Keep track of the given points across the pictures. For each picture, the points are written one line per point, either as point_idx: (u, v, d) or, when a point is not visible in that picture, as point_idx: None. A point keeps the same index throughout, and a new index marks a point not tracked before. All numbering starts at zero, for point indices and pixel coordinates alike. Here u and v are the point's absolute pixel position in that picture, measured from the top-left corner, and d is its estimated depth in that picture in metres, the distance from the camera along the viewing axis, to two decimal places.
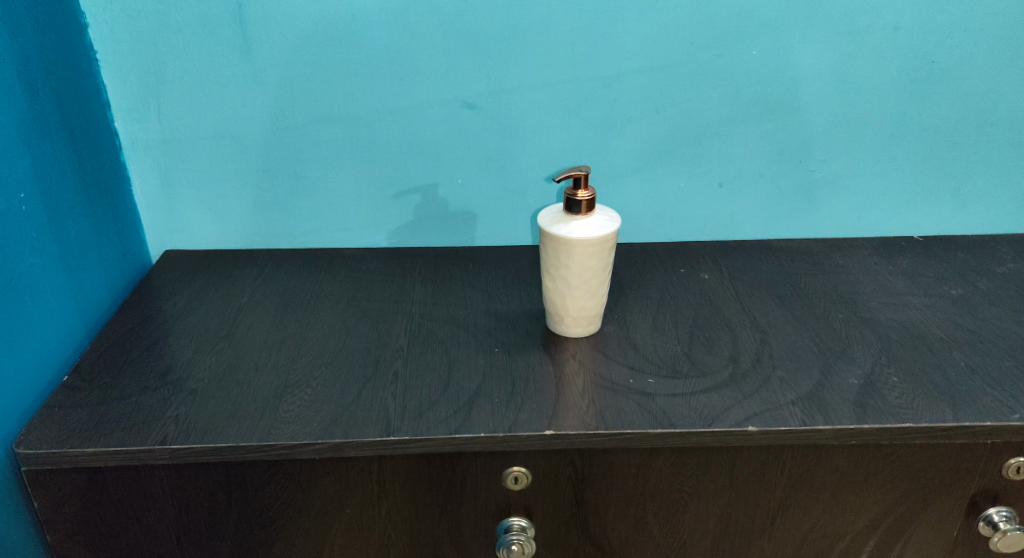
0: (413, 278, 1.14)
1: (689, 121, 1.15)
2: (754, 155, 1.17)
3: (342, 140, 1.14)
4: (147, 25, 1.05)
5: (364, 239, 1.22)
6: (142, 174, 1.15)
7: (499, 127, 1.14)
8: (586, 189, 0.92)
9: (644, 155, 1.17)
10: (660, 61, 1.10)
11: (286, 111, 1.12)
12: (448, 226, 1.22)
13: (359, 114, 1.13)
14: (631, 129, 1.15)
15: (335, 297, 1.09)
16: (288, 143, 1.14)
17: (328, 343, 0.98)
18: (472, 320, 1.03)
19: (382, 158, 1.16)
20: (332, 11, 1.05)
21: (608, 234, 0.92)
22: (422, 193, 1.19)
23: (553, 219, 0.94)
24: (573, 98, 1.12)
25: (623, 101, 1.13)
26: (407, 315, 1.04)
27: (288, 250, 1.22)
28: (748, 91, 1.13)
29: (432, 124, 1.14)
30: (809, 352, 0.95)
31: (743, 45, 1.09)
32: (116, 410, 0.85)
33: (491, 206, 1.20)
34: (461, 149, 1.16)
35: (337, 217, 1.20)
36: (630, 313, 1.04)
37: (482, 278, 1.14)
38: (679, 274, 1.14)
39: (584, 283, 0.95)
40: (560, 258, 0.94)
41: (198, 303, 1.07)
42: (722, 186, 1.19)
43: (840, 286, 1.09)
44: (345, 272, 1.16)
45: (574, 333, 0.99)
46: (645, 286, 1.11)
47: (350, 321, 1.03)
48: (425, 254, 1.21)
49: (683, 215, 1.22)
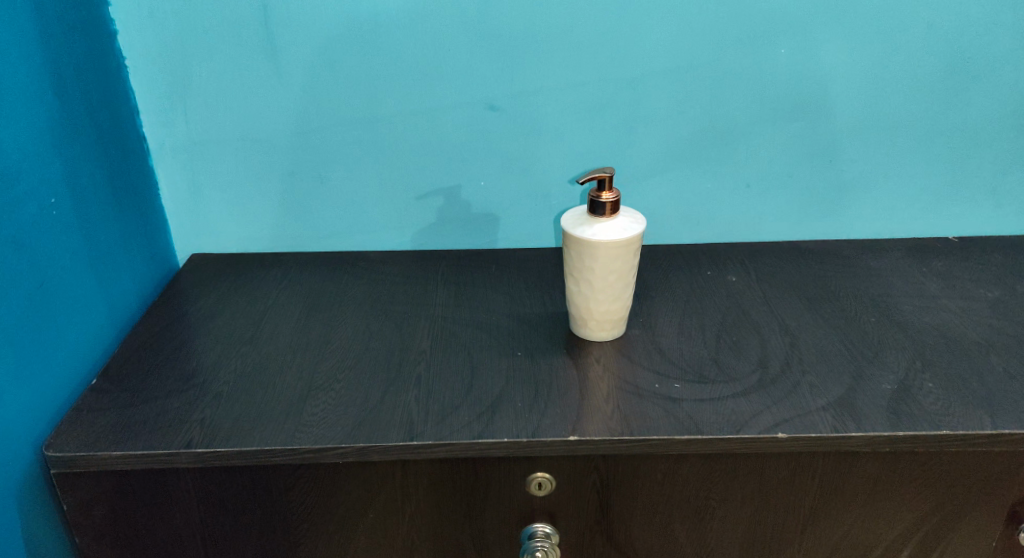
0: (436, 280, 1.13)
1: (716, 121, 1.13)
2: (782, 155, 1.15)
3: (365, 143, 1.14)
4: (173, 30, 1.06)
5: (387, 242, 1.22)
6: (169, 178, 1.16)
7: (523, 129, 1.13)
8: (610, 191, 0.91)
9: (670, 156, 1.15)
10: (686, 61, 1.09)
11: (310, 114, 1.12)
12: (471, 228, 1.21)
13: (382, 116, 1.12)
14: (656, 129, 1.13)
15: (358, 299, 1.09)
16: (312, 146, 1.14)
17: (351, 346, 0.97)
18: (495, 323, 1.02)
19: (406, 160, 1.15)
20: (356, 14, 1.05)
21: (633, 235, 0.91)
22: (445, 195, 1.18)
23: (577, 221, 0.93)
24: (597, 98, 1.11)
25: (649, 101, 1.11)
26: (430, 318, 1.04)
27: (312, 253, 1.22)
28: (777, 90, 1.11)
29: (455, 126, 1.13)
30: (840, 356, 0.93)
31: (772, 44, 1.07)
32: (143, 413, 0.85)
33: (514, 208, 1.19)
34: (485, 151, 1.15)
35: (361, 220, 1.20)
36: (655, 316, 1.03)
37: (506, 280, 1.13)
38: (706, 276, 1.12)
39: (609, 286, 0.94)
40: (584, 261, 0.93)
41: (223, 306, 1.08)
42: (749, 186, 1.17)
43: (872, 289, 1.07)
44: (368, 274, 1.15)
45: (599, 336, 0.98)
46: (670, 289, 1.09)
47: (373, 324, 1.02)
48: (448, 256, 1.20)
49: (710, 216, 1.20)
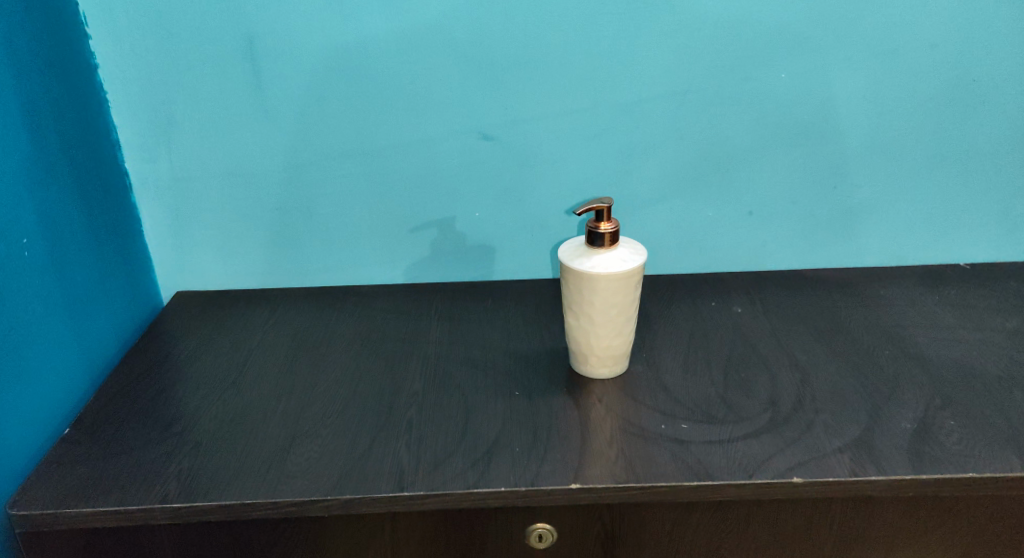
0: (430, 316, 1.09)
1: (718, 148, 1.09)
2: (786, 182, 1.11)
3: (355, 175, 1.10)
4: (155, 63, 1.03)
5: (379, 277, 1.18)
6: (152, 215, 1.12)
7: (518, 159, 1.09)
8: (608, 222, 0.87)
9: (670, 184, 1.11)
10: (685, 87, 1.05)
11: (298, 147, 1.08)
12: (465, 260, 1.17)
13: (372, 148, 1.09)
14: (656, 157, 1.09)
15: (348, 338, 1.04)
16: (300, 180, 1.10)
17: (340, 389, 0.93)
18: (491, 362, 0.98)
19: (398, 193, 1.11)
20: (344, 44, 1.02)
21: (633, 267, 0.87)
22: (438, 228, 1.14)
23: (574, 253, 0.89)
24: (594, 127, 1.08)
25: (647, 129, 1.08)
26: (423, 357, 0.99)
27: (301, 289, 1.18)
28: (778, 116, 1.07)
29: (448, 157, 1.09)
30: (855, 394, 0.88)
31: (774, 69, 1.04)
32: (117, 466, 0.80)
33: (510, 239, 1.15)
34: (479, 182, 1.11)
35: (352, 254, 1.16)
36: (659, 352, 0.98)
37: (502, 315, 1.09)
38: (710, 308, 1.07)
39: (609, 321, 0.90)
40: (583, 295, 0.89)
41: (207, 347, 1.03)
42: (752, 215, 1.13)
43: (884, 320, 1.02)
44: (359, 310, 1.11)
45: (600, 374, 0.93)
46: (674, 322, 1.04)
47: (363, 365, 0.98)
48: (442, 290, 1.16)
49: (712, 246, 1.16)
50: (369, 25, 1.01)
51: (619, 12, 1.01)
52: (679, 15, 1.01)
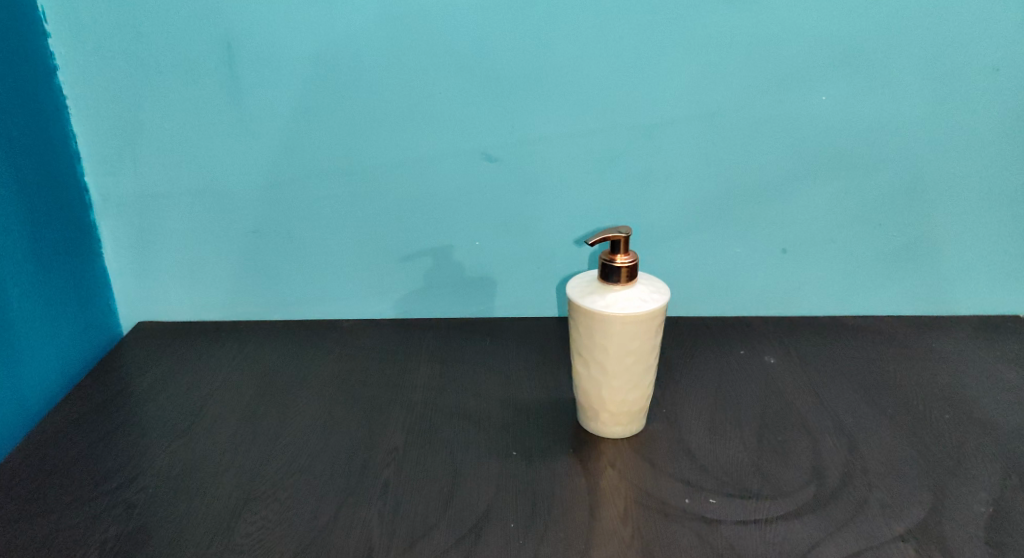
0: (419, 356, 0.96)
1: (750, 178, 0.96)
2: (826, 217, 0.98)
3: (341, 196, 0.98)
4: (119, 66, 0.91)
5: (365, 310, 1.05)
6: (113, 235, 1.00)
7: (524, 183, 0.97)
8: (625, 255, 0.74)
9: (695, 216, 0.98)
10: (715, 107, 0.93)
11: (278, 164, 0.96)
12: (463, 294, 1.04)
13: (360, 167, 0.96)
14: (680, 185, 0.97)
15: (325, 380, 0.91)
16: (280, 200, 0.98)
17: (308, 443, 0.79)
18: (486, 413, 0.84)
19: (388, 218, 0.99)
20: (331, 49, 0.90)
21: (654, 308, 0.74)
22: (433, 258, 1.01)
23: (585, 290, 0.76)
24: (612, 149, 0.95)
25: (670, 155, 0.95)
26: (408, 406, 0.86)
27: (278, 322, 1.05)
28: (819, 143, 0.95)
29: (445, 178, 0.97)
30: (915, 467, 0.74)
31: (816, 90, 0.92)
32: (33, 532, 0.67)
33: (512, 272, 1.02)
34: (481, 208, 0.98)
35: (336, 285, 1.03)
36: (681, 408, 0.85)
37: (502, 358, 0.96)
38: (739, 357, 0.94)
39: (624, 370, 0.77)
40: (594, 340, 0.76)
41: (163, 385, 0.90)
42: (787, 252, 1.00)
43: (940, 377, 0.89)
44: (339, 348, 0.98)
45: (613, 433, 0.80)
46: (698, 373, 0.91)
47: (338, 414, 0.84)
48: (436, 328, 1.03)
49: (741, 286, 1.02)
50: (360, 27, 0.89)
51: (642, 21, 0.89)
52: (709, 26, 0.89)
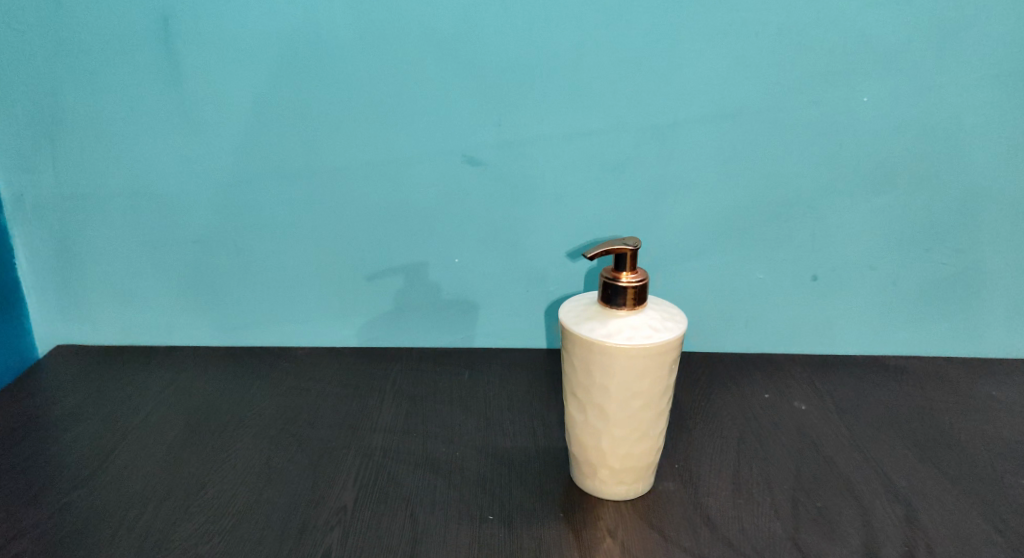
0: (384, 393, 0.81)
1: (778, 192, 0.82)
2: (866, 240, 0.84)
3: (296, 203, 0.83)
4: (39, 43, 0.78)
5: (324, 337, 0.89)
6: (29, 241, 0.85)
7: (513, 192, 0.82)
8: (633, 274, 0.61)
9: (712, 235, 0.84)
10: (738, 106, 0.79)
11: (224, 162, 0.82)
12: (439, 320, 0.88)
13: (319, 169, 0.82)
14: (696, 198, 0.82)
15: (268, 418, 0.76)
16: (224, 205, 0.84)
17: (236, 498, 0.64)
18: (460, 466, 0.69)
19: (352, 229, 0.84)
20: (288, 29, 0.77)
21: (668, 339, 0.60)
22: (405, 277, 0.86)
23: (583, 316, 0.62)
24: (616, 154, 0.81)
25: (685, 162, 0.81)
26: (364, 455, 0.70)
27: (221, 348, 0.90)
28: (860, 152, 0.80)
29: (419, 183, 0.82)
30: (993, 548, 0.59)
31: (858, 89, 0.78)
32: None
33: (497, 296, 0.87)
34: (461, 220, 0.84)
35: (290, 306, 0.88)
36: (698, 466, 0.70)
37: (482, 398, 0.80)
38: (764, 403, 0.79)
39: (630, 417, 0.62)
40: (592, 378, 0.61)
41: (72, 419, 0.75)
42: (818, 279, 0.85)
43: (1007, 433, 0.74)
44: (290, 381, 0.83)
45: (614, 493, 0.65)
46: (716, 422, 0.76)
47: (277, 461, 0.69)
48: (406, 359, 0.88)
49: (764, 317, 0.87)
50: (322, 4, 0.76)
51: (655, 3, 0.75)
52: (734, 11, 0.75)
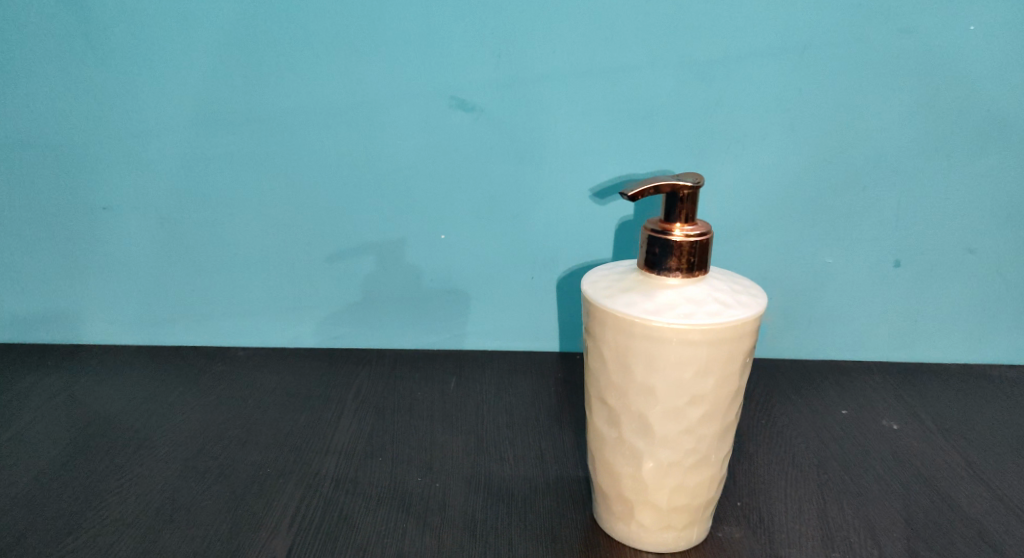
0: (342, 405, 0.61)
1: (855, 149, 0.63)
2: (966, 213, 0.65)
3: (234, 160, 0.65)
4: None
5: (272, 336, 0.70)
6: None
7: (516, 147, 0.64)
8: (690, 226, 0.42)
9: (767, 205, 0.65)
10: (807, 36, 0.60)
11: (141, 103, 0.63)
12: (419, 315, 0.69)
13: (263, 114, 0.63)
14: (749, 156, 0.64)
15: (184, 435, 0.56)
16: (142, 162, 0.65)
17: (117, 547, 0.45)
18: (439, 504, 0.50)
19: (306, 195, 0.65)
20: None
21: (743, 318, 0.41)
22: (375, 258, 0.67)
23: (618, 287, 0.44)
24: (650, 97, 0.62)
25: (738, 109, 0.62)
26: (308, 487, 0.51)
27: (140, 348, 0.70)
28: (962, 97, 0.62)
29: (393, 136, 0.64)
30: None
31: (962, 12, 0.59)
32: None
33: (493, 284, 0.68)
34: (447, 184, 0.65)
35: (228, 294, 0.69)
36: (770, 504, 0.51)
37: (473, 412, 0.61)
38: (843, 421, 0.60)
39: (686, 434, 0.43)
40: (631, 376, 0.42)
41: None
42: (900, 266, 0.66)
43: None
44: (223, 387, 0.64)
45: (658, 543, 0.46)
46: (784, 445, 0.57)
47: (185, 493, 0.50)
48: (375, 363, 0.68)
49: (832, 314, 0.68)
50: None
51: None
52: None
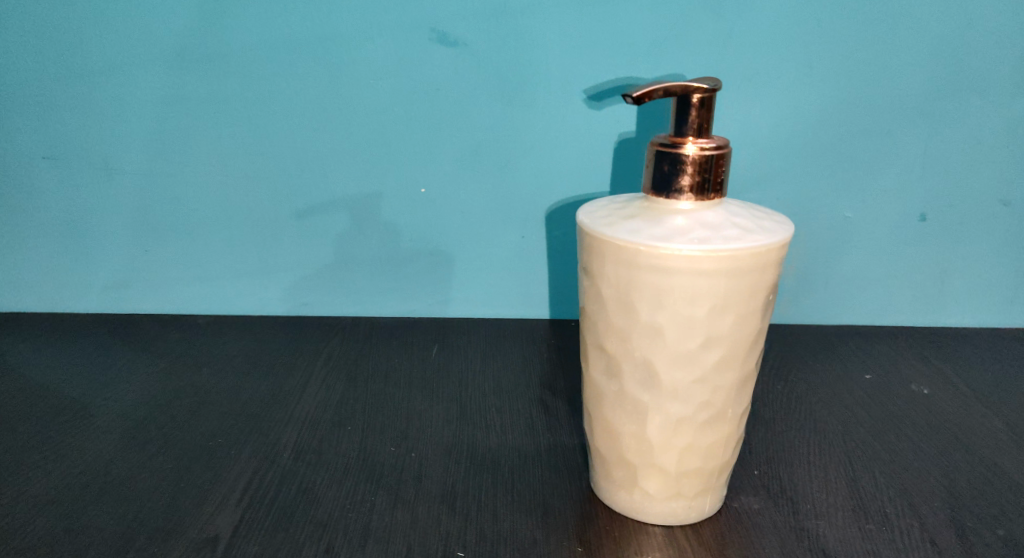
0: (309, 372, 0.55)
1: (880, 90, 0.56)
2: (1009, 159, 0.57)
3: (181, 103, 0.57)
4: None
5: (234, 302, 0.63)
6: None
7: (503, 88, 0.56)
8: (703, 138, 0.36)
9: (782, 155, 0.58)
10: None
11: (79, 37, 0.55)
12: (395, 278, 0.62)
13: (211, 50, 0.55)
14: (762, 97, 0.56)
15: (127, 403, 0.50)
16: (77, 107, 0.57)
17: (34, 526, 0.39)
18: (414, 475, 0.43)
19: (265, 144, 0.58)
20: None
21: (766, 244, 0.35)
22: (348, 216, 0.60)
23: (619, 215, 0.37)
24: (650, 29, 0.54)
25: (753, 42, 0.55)
26: (264, 459, 0.45)
27: (90, 316, 0.63)
28: (1010, 26, 0.54)
29: (359, 74, 0.56)
30: None
31: None
32: None
33: (477, 245, 0.61)
34: (423, 129, 0.57)
35: (186, 256, 0.61)
36: (791, 473, 0.44)
37: (455, 380, 0.54)
38: (869, 386, 0.54)
39: (699, 384, 0.37)
40: (635, 316, 0.36)
41: None
42: (928, 219, 0.59)
43: None
44: (178, 353, 0.57)
45: (666, 514, 0.40)
46: (806, 411, 0.51)
47: (121, 465, 0.44)
48: (348, 331, 0.61)
49: (853, 275, 0.61)
50: None
51: None
52: None
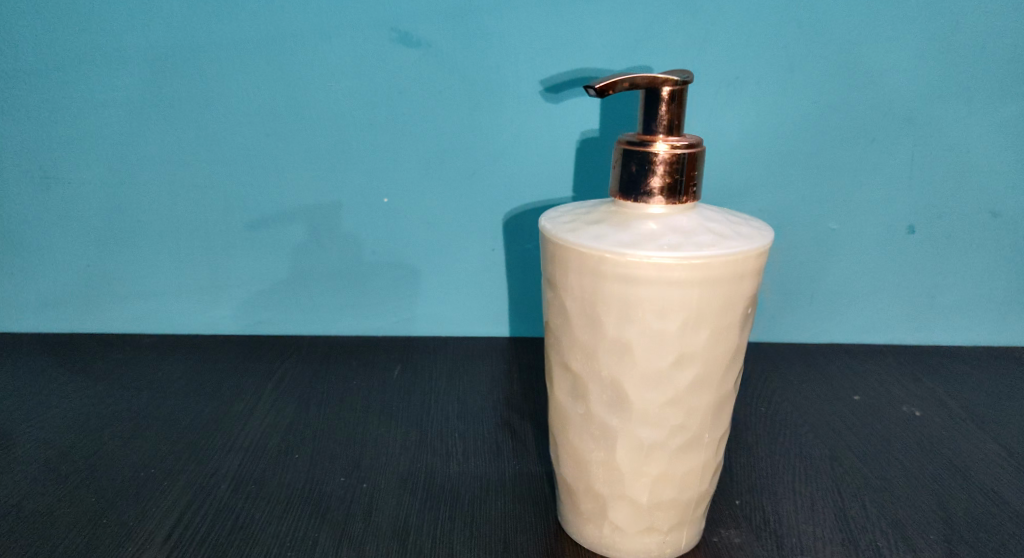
0: (258, 395, 0.51)
1: (862, 96, 0.53)
2: (1000, 169, 0.55)
3: (125, 106, 0.53)
4: None
5: (185, 320, 0.59)
6: None
7: (468, 91, 0.53)
8: (674, 135, 0.33)
9: (762, 164, 0.55)
10: None
11: (14, 34, 0.51)
12: (355, 294, 0.58)
13: (157, 51, 0.52)
14: (739, 103, 0.53)
15: (55, 429, 0.46)
16: (14, 112, 0.53)
17: None
18: (363, 508, 0.40)
19: (215, 152, 0.54)
20: None
21: (743, 251, 0.32)
22: (305, 226, 0.56)
23: (585, 220, 0.34)
24: (622, 31, 0.51)
25: (730, 45, 0.52)
26: (200, 489, 0.41)
27: (28, 335, 0.59)
28: (999, 30, 0.51)
29: (314, 78, 0.52)
30: None
31: None
32: None
33: (442, 258, 0.57)
34: (383, 137, 0.54)
35: (132, 271, 0.58)
36: (775, 503, 0.41)
37: (417, 402, 0.50)
38: (858, 407, 0.51)
39: (671, 407, 0.33)
40: (601, 331, 0.33)
41: None
42: (915, 232, 0.56)
43: None
44: (119, 375, 0.53)
45: (638, 551, 0.36)
46: (790, 435, 0.47)
47: (37, 499, 0.40)
48: (305, 350, 0.57)
49: (838, 290, 0.58)
50: None
51: None
52: None
